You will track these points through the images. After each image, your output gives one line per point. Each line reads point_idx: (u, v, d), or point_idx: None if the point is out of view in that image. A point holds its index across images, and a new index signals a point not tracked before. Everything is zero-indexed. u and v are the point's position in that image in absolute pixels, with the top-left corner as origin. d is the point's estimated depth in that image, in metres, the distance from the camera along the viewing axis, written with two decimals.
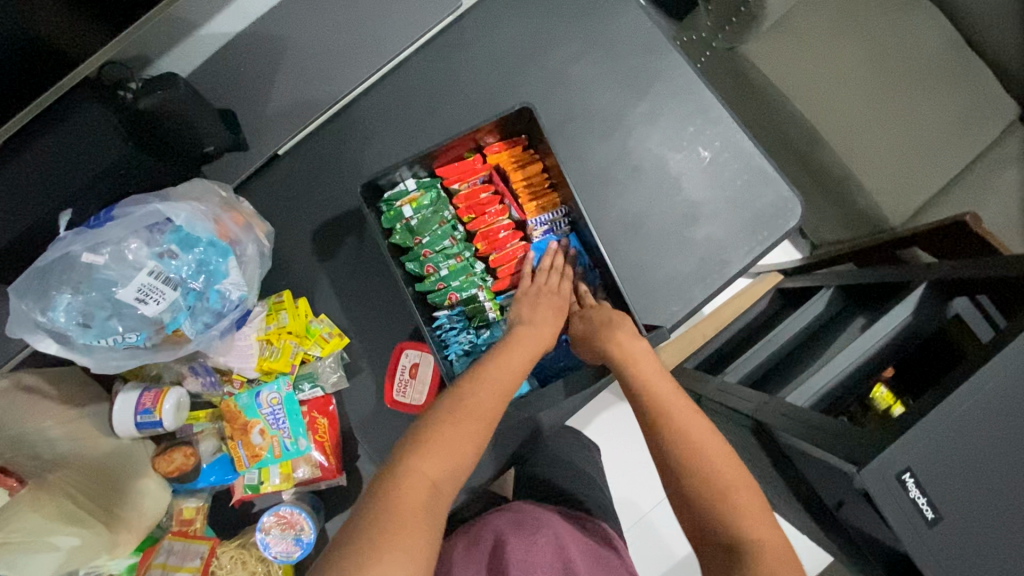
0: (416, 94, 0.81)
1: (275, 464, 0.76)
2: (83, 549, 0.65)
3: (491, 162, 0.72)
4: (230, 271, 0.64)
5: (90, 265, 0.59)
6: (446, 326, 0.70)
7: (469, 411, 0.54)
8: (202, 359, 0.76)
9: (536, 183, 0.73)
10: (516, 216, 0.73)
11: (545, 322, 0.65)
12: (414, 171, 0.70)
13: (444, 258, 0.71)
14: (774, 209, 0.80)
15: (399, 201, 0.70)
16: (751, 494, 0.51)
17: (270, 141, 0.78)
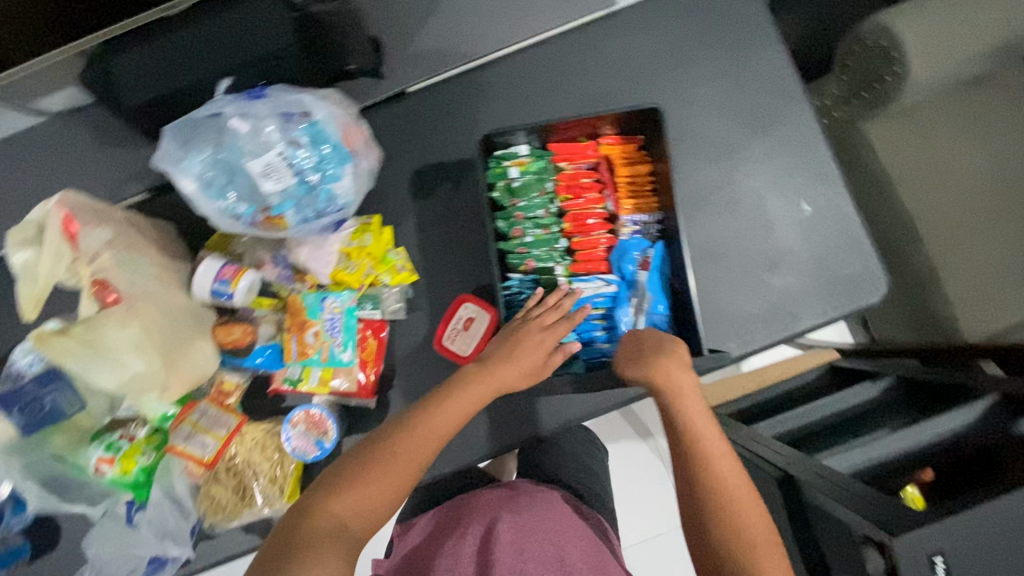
0: (547, 72, 0.84)
1: (318, 367, 0.80)
2: (144, 378, 0.69)
3: (603, 151, 0.74)
4: (343, 177, 0.68)
5: (234, 131, 0.65)
6: (514, 288, 0.71)
7: (406, 450, 0.61)
8: (285, 252, 0.81)
9: (639, 183, 0.73)
10: (611, 209, 0.74)
11: (512, 360, 0.65)
12: (530, 138, 0.72)
13: (533, 226, 0.73)
14: (857, 281, 0.80)
15: (508, 161, 0.72)
16: (761, 537, 0.56)
17: (402, 78, 0.84)
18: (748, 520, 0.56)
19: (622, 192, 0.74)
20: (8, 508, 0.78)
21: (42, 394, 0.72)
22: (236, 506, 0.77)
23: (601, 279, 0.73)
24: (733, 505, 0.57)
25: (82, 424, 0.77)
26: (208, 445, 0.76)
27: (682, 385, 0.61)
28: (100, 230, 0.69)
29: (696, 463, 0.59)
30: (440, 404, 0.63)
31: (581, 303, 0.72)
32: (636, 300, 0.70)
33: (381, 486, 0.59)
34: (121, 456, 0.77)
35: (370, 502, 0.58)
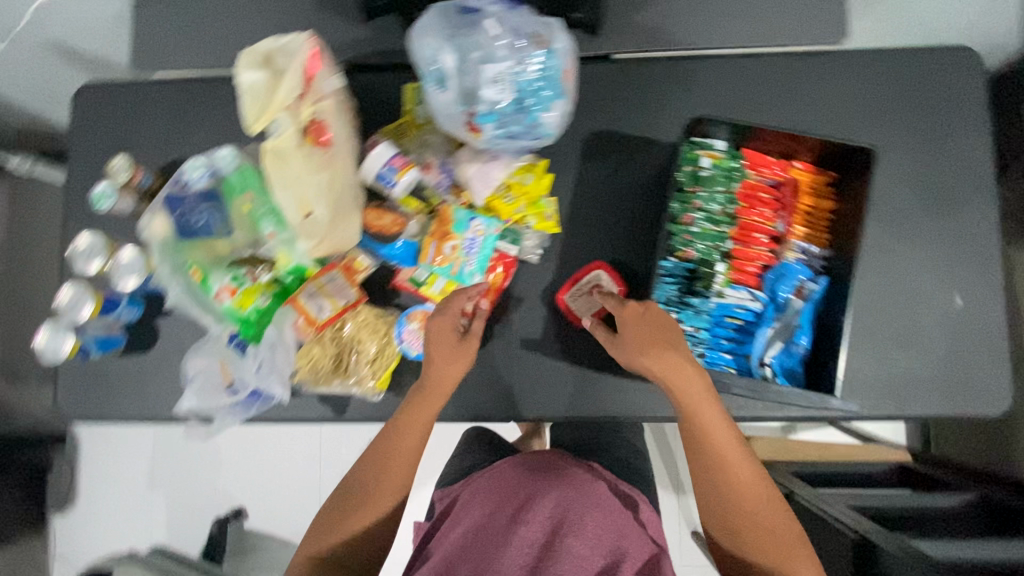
0: (752, 83, 0.84)
1: (444, 277, 0.83)
2: (312, 224, 0.72)
3: (791, 175, 0.74)
4: (551, 109, 0.68)
5: (483, 33, 0.68)
6: (667, 270, 0.71)
7: (391, 464, 0.78)
8: (452, 163, 0.83)
9: (815, 216, 0.74)
10: (781, 230, 0.74)
11: (446, 359, 0.76)
12: (732, 136, 0.73)
13: (704, 219, 0.73)
14: (981, 391, 0.79)
15: (703, 150, 0.73)
16: (771, 513, 0.68)
17: (612, 44, 0.86)
18: (760, 508, 0.68)
19: (797, 219, 0.74)
20: (127, 299, 0.84)
21: (199, 208, 0.80)
22: (329, 375, 0.81)
23: (749, 292, 0.73)
24: (741, 495, 0.68)
25: (219, 249, 0.80)
26: (325, 309, 0.80)
27: (693, 392, 0.66)
28: (333, 79, 0.72)
29: (711, 463, 0.68)
30: (407, 414, 0.77)
31: (722, 308, 0.72)
32: (785, 322, 0.71)
33: (389, 472, 0.78)
34: (243, 290, 0.80)
35: (365, 510, 0.78)
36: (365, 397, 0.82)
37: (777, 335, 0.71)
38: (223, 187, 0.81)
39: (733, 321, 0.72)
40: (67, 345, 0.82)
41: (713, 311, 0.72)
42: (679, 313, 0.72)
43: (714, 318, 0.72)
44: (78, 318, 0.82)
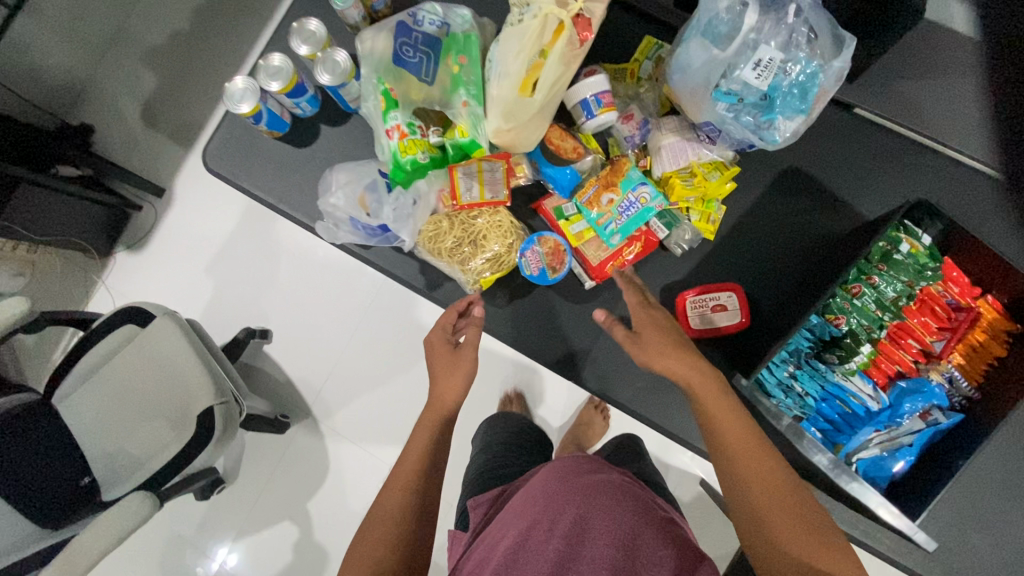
0: (972, 206, 0.79)
1: (587, 222, 0.83)
2: (523, 104, 0.73)
3: (983, 304, 0.69)
4: (792, 118, 0.67)
5: (781, 16, 0.65)
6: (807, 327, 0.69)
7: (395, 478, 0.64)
8: (652, 125, 0.83)
9: (981, 354, 0.69)
10: (937, 348, 0.69)
11: (449, 369, 0.73)
12: (945, 236, 0.68)
13: (870, 299, 0.69)
14: None
15: (908, 236, 0.69)
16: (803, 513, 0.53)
17: (863, 97, 0.79)
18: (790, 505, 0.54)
19: (959, 346, 0.69)
20: (310, 95, 0.87)
21: (416, 46, 0.80)
22: (443, 251, 0.83)
23: (875, 389, 0.69)
24: (766, 500, 0.54)
25: (413, 92, 0.82)
26: (472, 192, 0.81)
27: (696, 381, 0.62)
28: None
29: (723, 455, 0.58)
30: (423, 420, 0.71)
31: (840, 389, 0.69)
32: (891, 434, 0.69)
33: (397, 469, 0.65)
34: (410, 138, 0.80)
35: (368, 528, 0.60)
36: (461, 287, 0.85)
37: (880, 444, 0.68)
38: (444, 40, 0.82)
39: (842, 408, 0.69)
40: (246, 106, 0.81)
41: (830, 386, 0.69)
42: (797, 370, 0.70)
43: (827, 393, 0.69)
44: (266, 87, 0.83)
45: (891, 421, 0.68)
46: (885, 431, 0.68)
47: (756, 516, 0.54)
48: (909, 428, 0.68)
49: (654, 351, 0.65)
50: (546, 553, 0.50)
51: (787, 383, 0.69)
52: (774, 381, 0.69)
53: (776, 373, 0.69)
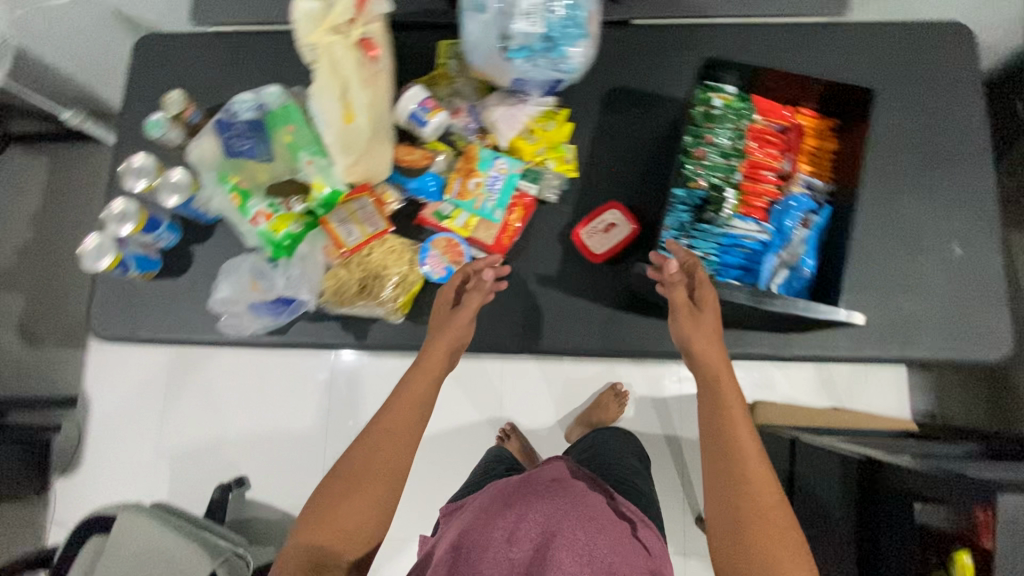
0: (760, 47, 0.90)
1: (467, 211, 0.88)
2: (353, 137, 0.76)
3: (798, 118, 0.81)
4: (578, 45, 0.76)
5: None
6: (680, 199, 0.77)
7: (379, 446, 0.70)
8: (480, 108, 0.89)
9: (820, 155, 0.80)
10: (787, 168, 0.79)
11: (444, 333, 0.78)
12: (741, 80, 0.79)
13: (716, 153, 0.78)
14: (980, 333, 0.82)
15: (714, 92, 0.79)
16: (774, 516, 0.62)
17: (631, 10, 0.92)
18: (768, 508, 0.62)
19: (802, 157, 0.80)
20: (166, 223, 0.88)
21: (246, 136, 0.85)
22: (353, 296, 0.84)
23: (758, 223, 0.77)
24: (748, 496, 0.63)
25: (259, 176, 0.86)
26: (353, 234, 0.84)
27: (713, 369, 0.70)
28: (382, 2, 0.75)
29: (726, 446, 0.66)
30: (393, 403, 0.74)
31: (733, 236, 0.77)
32: (791, 249, 0.76)
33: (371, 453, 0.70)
34: (277, 216, 0.85)
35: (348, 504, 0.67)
36: (387, 320, 0.86)
37: (786, 262, 0.75)
38: (270, 118, 0.86)
39: (742, 251, 0.77)
40: (107, 258, 0.84)
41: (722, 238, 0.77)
42: (691, 239, 0.77)
43: (723, 243, 0.76)
44: (120, 233, 0.84)
45: (786, 240, 0.76)
46: (788, 250, 0.76)
47: (735, 517, 0.62)
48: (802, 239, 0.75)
49: (686, 329, 0.71)
50: (530, 554, 0.70)
51: (688, 251, 0.77)
52: (677, 254, 0.76)
53: (675, 247, 0.77)
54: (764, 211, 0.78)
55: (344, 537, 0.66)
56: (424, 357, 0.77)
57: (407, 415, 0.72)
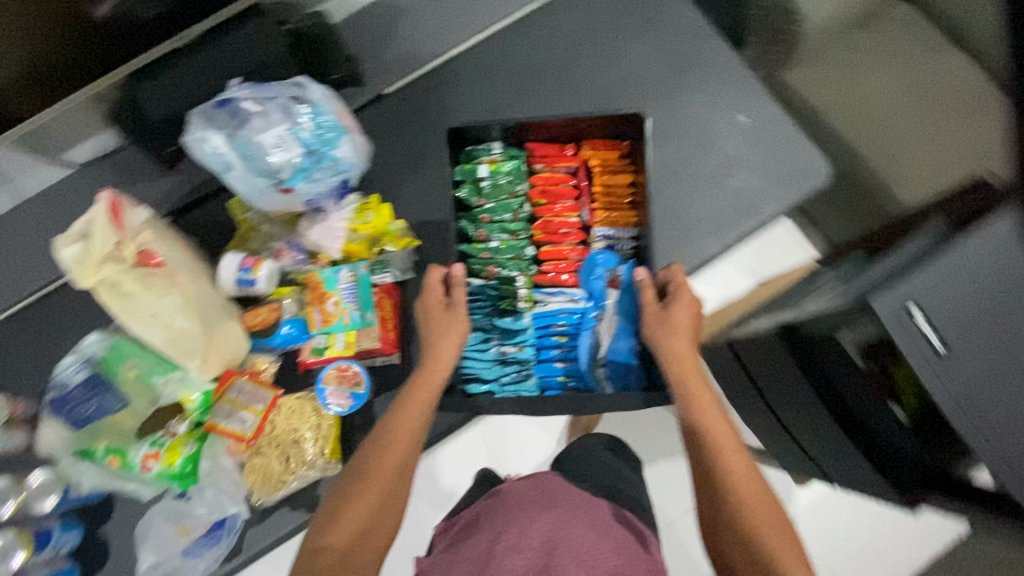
0: (498, 62, 0.99)
1: (341, 331, 0.85)
2: (188, 337, 0.74)
3: (581, 157, 0.93)
4: (342, 145, 0.78)
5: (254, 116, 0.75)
6: (477, 293, 0.91)
7: (388, 460, 0.64)
8: (297, 238, 0.89)
9: (610, 191, 0.93)
10: (584, 218, 0.94)
11: (444, 338, 0.77)
12: (504, 137, 0.91)
13: (500, 231, 0.92)
14: (801, 168, 0.91)
15: (481, 159, 0.92)
16: (762, 508, 0.57)
17: (379, 83, 0.98)
18: (753, 499, 0.57)
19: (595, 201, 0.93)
20: (59, 526, 0.79)
21: (88, 399, 0.76)
22: (281, 474, 0.81)
23: (564, 294, 0.92)
24: (730, 491, 0.58)
25: (125, 424, 0.79)
26: (248, 421, 0.80)
27: (685, 366, 0.70)
28: (141, 210, 0.74)
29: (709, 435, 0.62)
30: (392, 418, 0.68)
31: (545, 314, 0.92)
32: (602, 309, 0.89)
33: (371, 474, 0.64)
34: (166, 449, 0.79)
35: (351, 522, 0.60)
36: (326, 477, 0.82)
37: (602, 326, 0.89)
38: (104, 360, 0.79)
39: (556, 323, 0.92)
40: None
41: (535, 322, 0.92)
42: (501, 339, 0.91)
43: (537, 325, 0.91)
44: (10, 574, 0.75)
45: (599, 305, 0.90)
46: (606, 319, 0.89)
47: (733, 520, 0.57)
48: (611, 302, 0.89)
49: (658, 335, 0.73)
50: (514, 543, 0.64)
51: (499, 349, 0.90)
52: (486, 356, 0.89)
53: (485, 347, 0.90)
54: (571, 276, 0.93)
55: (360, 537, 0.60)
56: (384, 451, 0.65)
57: (377, 490, 0.62)
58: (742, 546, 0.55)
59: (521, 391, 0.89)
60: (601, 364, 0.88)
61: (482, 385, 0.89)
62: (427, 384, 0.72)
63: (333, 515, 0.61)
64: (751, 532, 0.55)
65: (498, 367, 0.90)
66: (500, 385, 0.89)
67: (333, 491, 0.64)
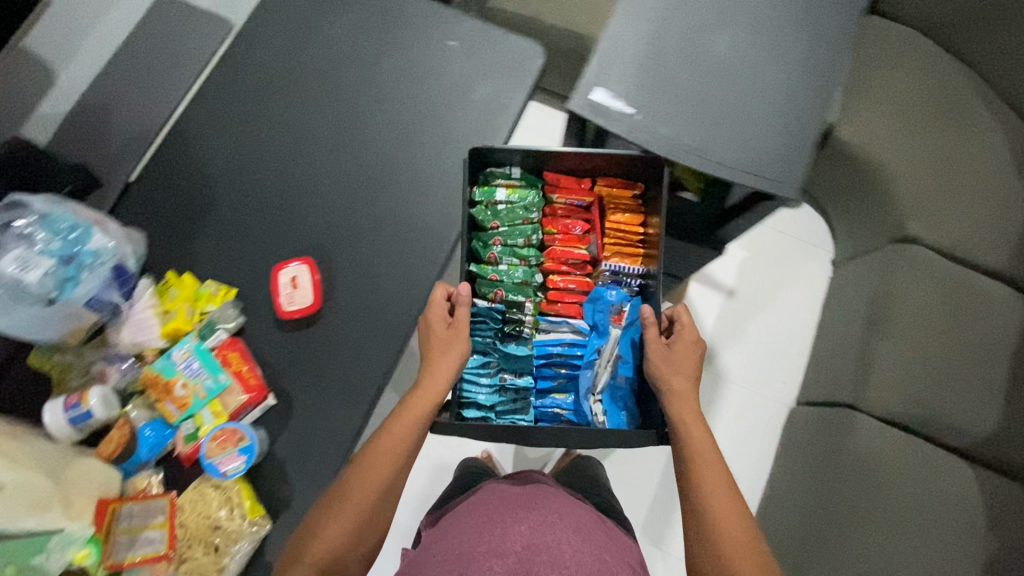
0: (223, 99, 1.00)
1: (204, 405, 0.83)
2: (39, 490, 0.68)
3: (594, 193, 1.13)
4: (93, 237, 0.80)
5: None
6: (483, 314, 1.09)
7: (374, 468, 0.76)
8: (114, 350, 0.85)
9: (617, 235, 1.14)
10: (592, 250, 1.15)
11: (442, 360, 0.87)
12: (522, 167, 1.10)
13: (509, 256, 1.14)
14: (519, 56, 1.03)
15: (501, 183, 1.10)
16: (729, 507, 0.75)
17: (120, 173, 0.96)
18: (716, 499, 0.75)
19: (605, 237, 1.14)
20: None
21: None
22: (215, 563, 0.78)
23: (569, 325, 1.15)
24: (702, 488, 0.77)
25: None
26: (154, 536, 0.76)
27: (680, 389, 0.87)
28: None
29: (694, 449, 0.81)
30: (388, 430, 0.80)
31: (545, 344, 1.14)
32: (614, 330, 1.10)
33: (354, 500, 0.74)
34: None
35: (332, 536, 0.71)
36: (263, 538, 0.80)
37: (609, 353, 1.10)
38: None
39: (555, 350, 1.13)
40: None
41: (535, 347, 1.13)
42: (502, 367, 1.11)
43: (537, 350, 1.13)
44: None
45: (599, 340, 1.11)
46: (607, 361, 1.10)
47: (702, 520, 0.74)
48: (615, 337, 1.10)
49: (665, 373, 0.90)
50: (514, 536, 0.69)
51: (500, 377, 1.10)
52: (490, 380, 1.09)
53: (489, 369, 1.09)
54: (576, 308, 1.15)
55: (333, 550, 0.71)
56: (370, 470, 0.76)
57: (356, 509, 0.73)
58: (703, 528, 0.74)
59: (515, 417, 1.09)
60: (596, 399, 1.09)
61: (478, 409, 1.08)
62: (421, 405, 0.83)
63: (315, 526, 0.72)
64: (712, 524, 0.73)
65: (497, 396, 1.09)
66: (494, 411, 1.09)
67: (331, 493, 0.75)
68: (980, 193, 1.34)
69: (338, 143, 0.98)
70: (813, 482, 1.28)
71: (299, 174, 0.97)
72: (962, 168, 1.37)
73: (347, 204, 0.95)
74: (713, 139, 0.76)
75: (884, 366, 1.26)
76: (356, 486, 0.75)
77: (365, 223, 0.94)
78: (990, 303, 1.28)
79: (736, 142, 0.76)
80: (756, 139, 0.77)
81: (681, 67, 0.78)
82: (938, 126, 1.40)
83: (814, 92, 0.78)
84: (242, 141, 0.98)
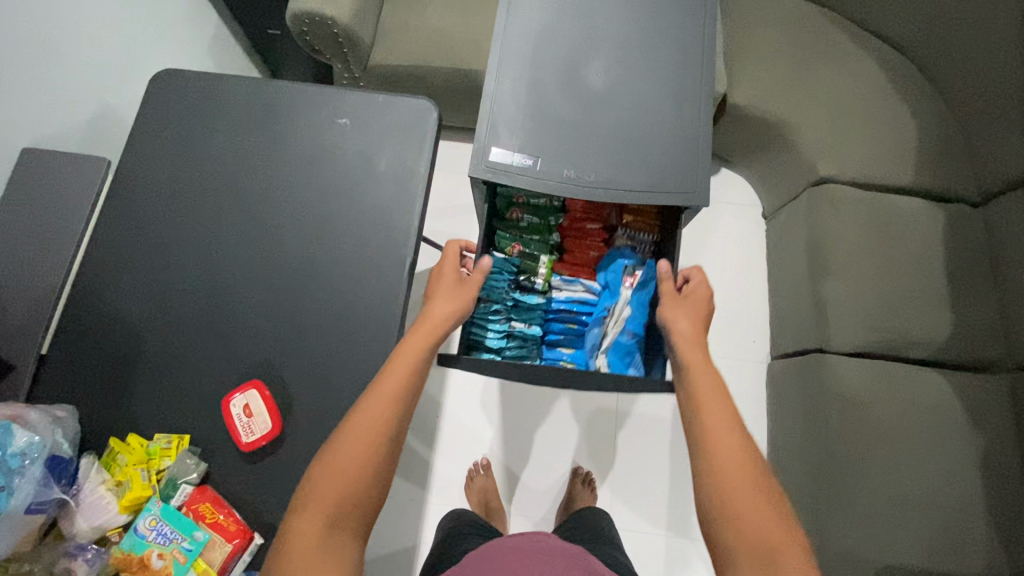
0: (122, 239, 0.95)
1: (188, 569, 0.78)
2: None
3: None
4: (12, 434, 0.72)
5: None
6: (499, 268, 1.14)
7: (378, 398, 0.72)
8: (71, 541, 0.77)
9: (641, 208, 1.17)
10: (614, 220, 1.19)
11: (455, 293, 0.90)
12: None
13: (530, 217, 1.17)
14: (413, 115, 1.03)
15: None
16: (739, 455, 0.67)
17: (28, 348, 0.89)
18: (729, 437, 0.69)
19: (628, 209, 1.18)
20: None
21: None
22: None
23: (581, 282, 1.21)
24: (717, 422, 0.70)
25: None
26: None
27: (683, 325, 0.86)
28: None
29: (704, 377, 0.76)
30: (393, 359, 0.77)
31: (558, 299, 1.19)
32: (628, 289, 1.14)
33: (360, 439, 0.69)
34: None
35: (333, 489, 0.66)
36: None
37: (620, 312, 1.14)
38: None
39: (565, 304, 1.20)
40: None
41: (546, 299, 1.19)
42: (512, 317, 1.17)
43: (547, 302, 1.19)
44: None
45: (612, 300, 1.15)
46: (616, 319, 1.14)
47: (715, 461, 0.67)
48: (626, 298, 1.14)
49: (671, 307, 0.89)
50: None
51: (509, 324, 1.16)
52: (500, 328, 1.15)
53: (501, 320, 1.15)
54: (587, 269, 1.22)
55: (341, 492, 0.66)
56: (375, 401, 0.71)
57: (362, 447, 0.68)
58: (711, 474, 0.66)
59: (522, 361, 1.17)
60: (602, 352, 1.15)
61: (488, 351, 1.15)
62: (429, 329, 0.82)
63: (319, 477, 0.67)
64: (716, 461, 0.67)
65: (505, 340, 1.16)
66: (503, 354, 1.16)
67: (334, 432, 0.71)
68: (873, 120, 1.43)
69: (255, 251, 0.95)
70: (808, 432, 1.31)
71: (223, 293, 0.92)
72: (849, 99, 1.45)
73: (282, 311, 0.92)
74: (615, 172, 0.87)
75: (839, 303, 1.31)
76: (362, 417, 0.70)
77: (306, 325, 0.91)
78: (910, 217, 1.36)
79: (639, 169, 0.87)
80: (645, 151, 0.88)
81: (571, 115, 0.89)
82: (819, 67, 1.48)
83: (680, 109, 0.90)
84: (154, 277, 0.93)
